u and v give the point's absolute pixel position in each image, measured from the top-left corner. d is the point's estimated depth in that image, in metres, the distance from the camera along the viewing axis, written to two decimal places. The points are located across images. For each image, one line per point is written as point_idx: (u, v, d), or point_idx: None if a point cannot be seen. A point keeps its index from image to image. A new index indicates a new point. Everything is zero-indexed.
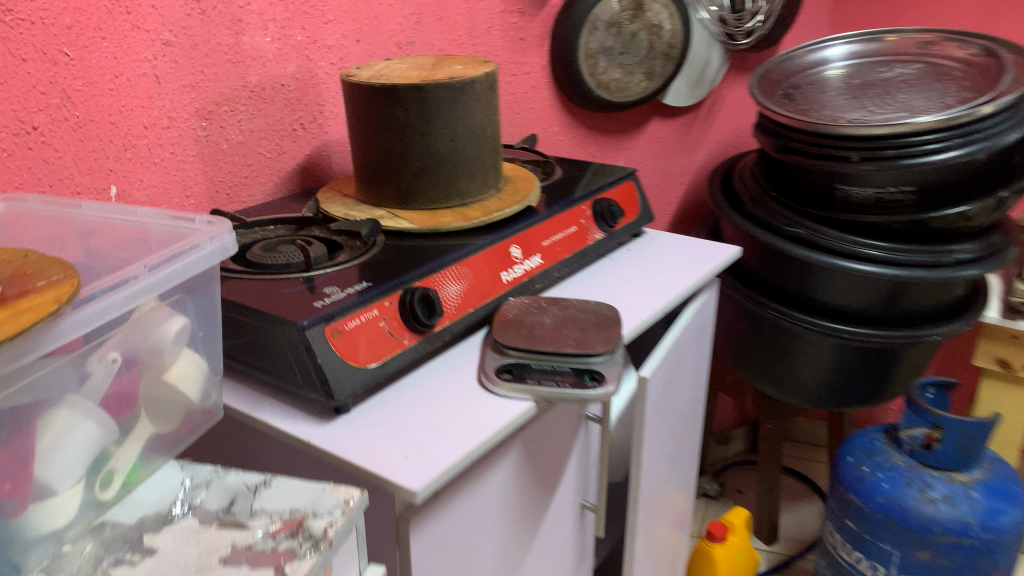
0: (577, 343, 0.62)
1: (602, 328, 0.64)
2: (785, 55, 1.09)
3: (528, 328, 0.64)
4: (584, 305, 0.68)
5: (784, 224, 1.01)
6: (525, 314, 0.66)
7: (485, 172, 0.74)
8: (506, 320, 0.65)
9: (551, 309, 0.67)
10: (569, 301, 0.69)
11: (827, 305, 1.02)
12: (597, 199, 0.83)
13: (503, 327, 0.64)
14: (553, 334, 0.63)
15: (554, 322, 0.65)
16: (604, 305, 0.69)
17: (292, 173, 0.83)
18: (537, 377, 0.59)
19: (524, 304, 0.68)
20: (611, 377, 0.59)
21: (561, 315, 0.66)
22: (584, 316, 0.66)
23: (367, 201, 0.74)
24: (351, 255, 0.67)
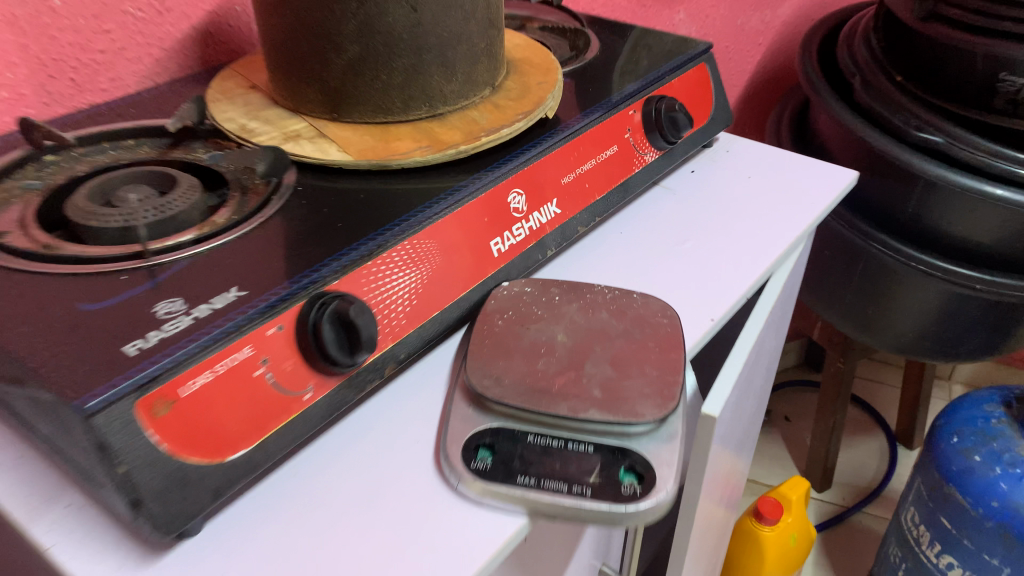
0: (608, 396, 0.36)
1: (651, 361, 0.38)
2: None
3: (525, 357, 0.38)
4: (622, 303, 0.42)
5: (913, 129, 0.70)
6: (523, 323, 0.40)
7: (472, 62, 0.45)
8: (490, 337, 0.39)
9: (568, 312, 0.41)
10: (597, 292, 0.43)
11: (951, 240, 0.73)
12: (652, 98, 0.54)
13: (486, 352, 0.39)
14: (567, 371, 0.37)
15: (572, 344, 0.39)
16: (655, 301, 0.43)
17: (184, 41, 0.54)
18: (535, 461, 0.34)
19: (523, 298, 0.42)
20: (665, 473, 0.34)
21: (584, 326, 0.40)
22: (621, 328, 0.40)
23: (281, 104, 0.46)
24: (236, 209, 0.40)
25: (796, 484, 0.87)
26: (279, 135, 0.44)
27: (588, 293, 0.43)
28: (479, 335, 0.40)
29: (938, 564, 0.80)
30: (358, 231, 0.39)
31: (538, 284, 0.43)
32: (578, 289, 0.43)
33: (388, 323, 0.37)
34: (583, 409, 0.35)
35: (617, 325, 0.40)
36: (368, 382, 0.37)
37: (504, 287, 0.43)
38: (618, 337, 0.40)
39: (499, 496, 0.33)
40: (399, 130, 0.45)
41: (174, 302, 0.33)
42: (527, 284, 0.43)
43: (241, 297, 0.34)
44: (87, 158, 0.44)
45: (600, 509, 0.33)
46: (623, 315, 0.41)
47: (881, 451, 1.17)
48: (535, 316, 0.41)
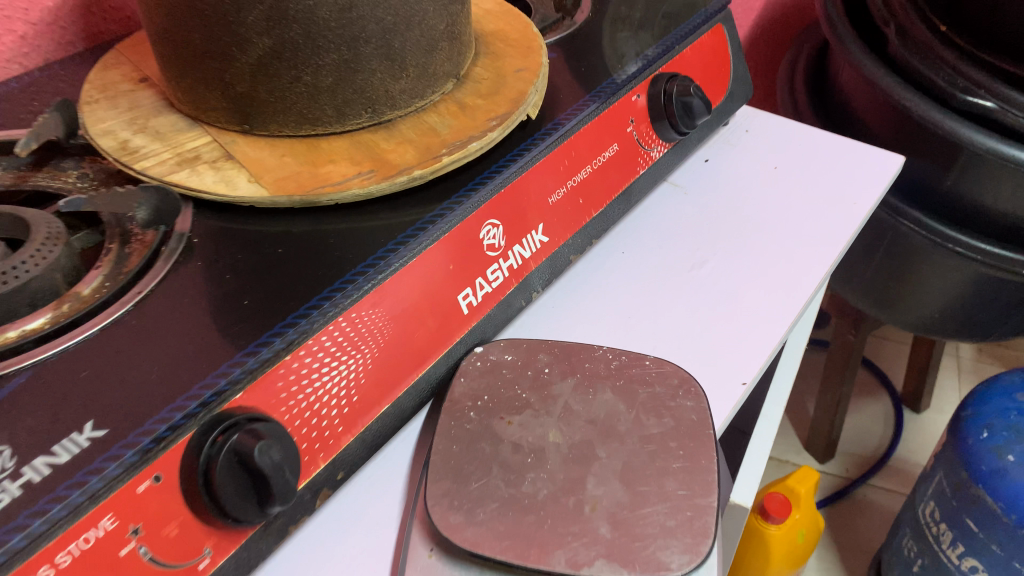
0: (623, 535, 0.26)
1: (675, 472, 0.28)
2: None
3: (506, 473, 0.28)
4: (631, 376, 0.32)
5: (961, 92, 0.59)
6: (503, 415, 0.30)
7: (429, 50, 0.34)
8: (461, 442, 0.29)
9: (562, 395, 0.31)
10: (596, 358, 0.33)
11: (995, 218, 0.64)
12: (660, 77, 0.43)
13: (452, 467, 0.28)
14: (564, 493, 0.27)
15: (568, 446, 0.29)
16: (674, 372, 0.33)
17: (60, 12, 0.42)
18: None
19: (502, 376, 0.32)
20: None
21: (583, 417, 0.30)
22: (631, 417, 0.30)
23: (178, 108, 0.35)
24: (112, 273, 0.29)
25: (805, 477, 0.79)
26: (172, 159, 0.33)
27: (588, 364, 0.33)
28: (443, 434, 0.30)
29: (960, 565, 0.73)
30: (273, 308, 0.28)
31: (520, 351, 0.33)
32: (573, 356, 0.33)
33: (319, 438, 0.28)
34: (587, 561, 0.25)
35: (627, 415, 0.30)
36: (293, 523, 0.28)
37: (477, 359, 0.33)
38: (629, 435, 0.29)
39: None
40: (332, 147, 0.34)
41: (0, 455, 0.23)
42: (505, 349, 0.33)
43: (97, 440, 0.24)
44: None
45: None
46: (633, 397, 0.31)
47: (886, 416, 1.10)
48: (519, 404, 0.31)
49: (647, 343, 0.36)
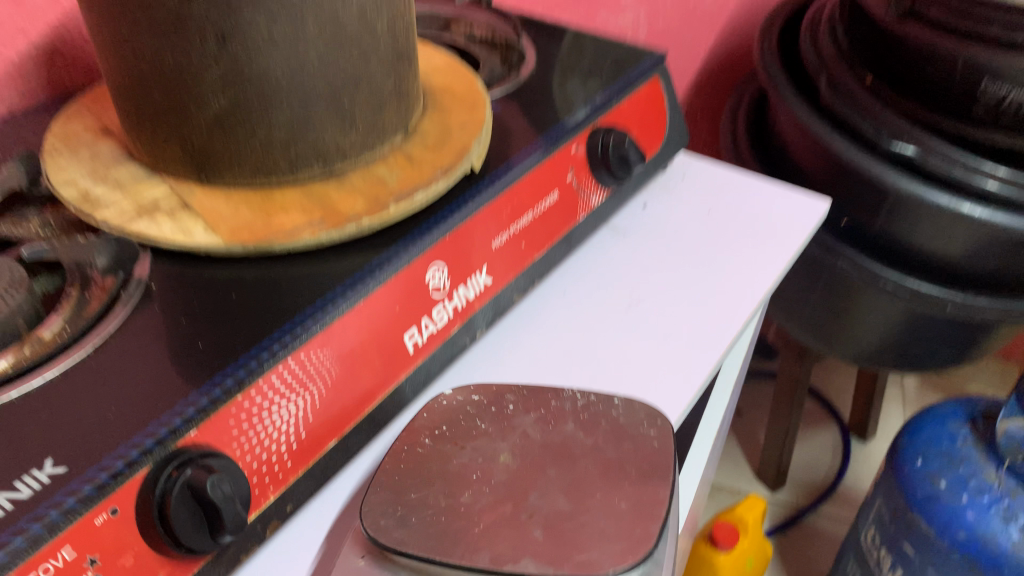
0: (554, 540, 0.27)
1: (625, 487, 0.29)
2: None
3: (458, 489, 0.29)
4: (594, 411, 0.33)
5: (886, 139, 0.63)
6: (459, 441, 0.32)
7: (377, 107, 0.36)
8: (410, 462, 0.31)
9: (521, 426, 0.32)
10: (563, 397, 0.34)
11: (923, 256, 0.68)
12: (599, 129, 0.45)
13: (397, 485, 0.30)
14: (501, 502, 0.28)
15: (516, 466, 0.30)
16: (641, 407, 0.33)
17: (25, 62, 0.43)
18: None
19: (465, 412, 0.34)
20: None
21: (541, 447, 0.31)
22: (591, 444, 0.31)
23: (139, 159, 0.37)
24: (72, 317, 0.31)
25: (753, 505, 0.82)
26: (131, 208, 0.35)
27: (553, 400, 0.34)
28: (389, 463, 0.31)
29: None
30: (227, 350, 0.30)
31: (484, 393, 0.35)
32: (540, 395, 0.34)
33: (269, 472, 0.29)
34: (512, 559, 0.26)
35: (584, 439, 0.31)
36: (243, 553, 0.29)
37: (442, 400, 0.34)
38: (583, 456, 0.30)
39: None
40: (285, 197, 0.36)
41: None
42: (472, 392, 0.35)
43: (57, 476, 0.25)
44: None
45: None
46: (596, 427, 0.32)
47: (834, 445, 1.13)
48: (475, 432, 0.32)
49: (585, 378, 0.38)
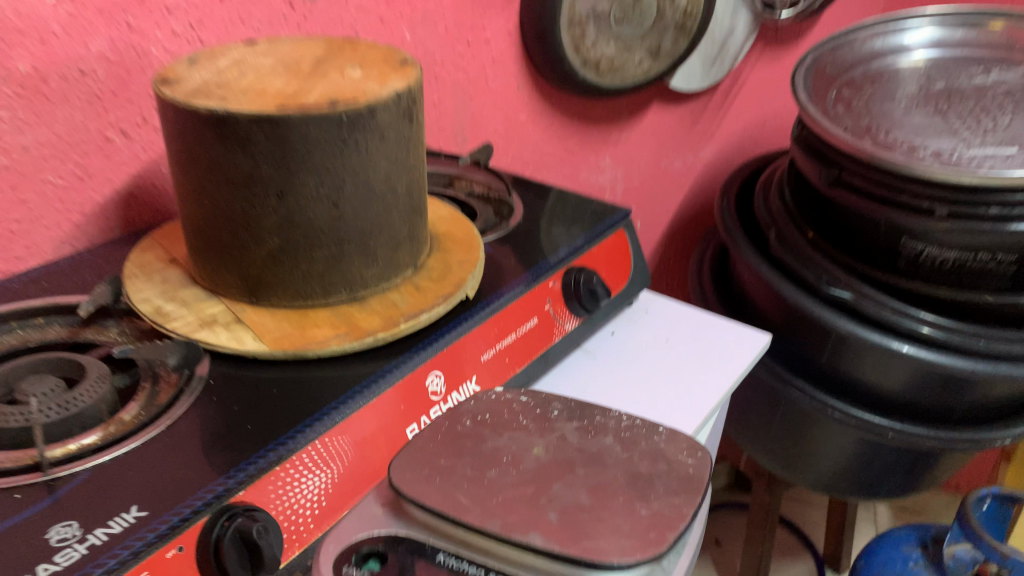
0: (566, 527, 0.27)
1: (650, 499, 0.29)
2: (840, 39, 0.79)
3: (485, 471, 0.30)
4: (636, 434, 0.33)
5: (825, 284, 0.73)
6: (494, 429, 0.33)
7: (394, 247, 0.46)
8: (444, 435, 0.32)
9: (562, 431, 0.33)
10: (607, 416, 0.34)
11: (865, 388, 0.76)
12: (572, 269, 0.55)
13: (428, 449, 0.31)
14: (525, 482, 0.29)
15: (547, 459, 0.31)
16: (684, 439, 0.33)
17: (108, 205, 0.54)
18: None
19: (510, 407, 0.35)
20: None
21: (577, 454, 0.31)
22: (623, 469, 0.31)
23: (199, 283, 0.46)
24: (146, 404, 0.40)
25: None
26: (195, 320, 0.44)
27: (598, 416, 0.34)
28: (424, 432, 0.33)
29: None
30: (269, 431, 0.38)
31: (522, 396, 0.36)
32: (587, 409, 0.35)
33: (296, 532, 0.37)
34: (522, 530, 0.26)
35: (620, 453, 0.32)
36: None
37: (492, 392, 0.36)
38: (614, 465, 0.31)
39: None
40: (318, 315, 0.45)
41: (71, 526, 0.33)
42: (521, 391, 0.36)
43: (141, 518, 0.33)
44: None
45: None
46: (633, 446, 0.32)
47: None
48: (514, 426, 0.33)
49: None
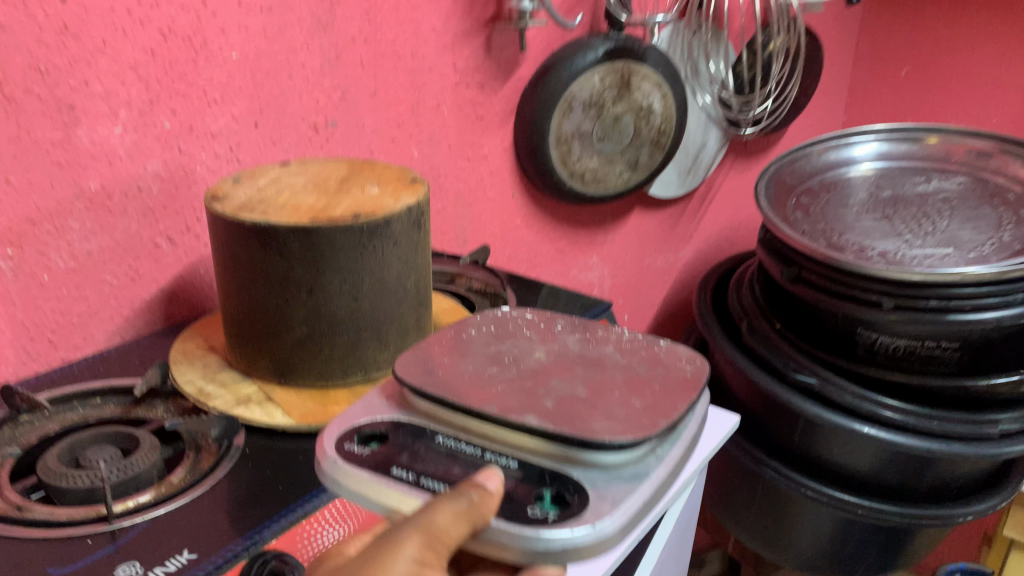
0: (559, 408, 0.39)
1: (645, 394, 0.41)
2: (798, 153, 0.89)
3: (504, 362, 0.44)
4: (636, 346, 0.48)
5: (792, 371, 0.81)
6: (503, 339, 0.48)
7: (403, 334, 0.54)
8: (465, 341, 0.47)
9: (563, 338, 0.48)
10: (609, 334, 0.49)
11: (836, 468, 0.82)
12: None
13: (438, 349, 0.45)
14: (525, 375, 0.43)
15: (545, 359, 0.45)
16: (682, 352, 0.47)
17: (153, 302, 0.62)
18: (433, 466, 0.37)
19: (520, 324, 0.50)
20: (598, 505, 0.35)
21: (577, 355, 0.46)
22: (619, 367, 0.45)
23: (234, 365, 0.54)
24: (192, 469, 0.47)
25: None
26: (232, 399, 0.51)
27: (600, 334, 0.49)
28: (451, 339, 0.47)
29: None
30: (296, 491, 0.45)
31: (537, 317, 0.51)
32: (589, 329, 0.50)
33: None
34: (518, 412, 0.38)
35: (618, 360, 0.45)
36: None
37: (500, 315, 0.51)
38: (611, 368, 0.45)
39: (389, 494, 0.36)
40: (337, 392, 0.52)
41: (132, 565, 0.39)
42: (531, 315, 0.52)
43: (191, 560, 0.39)
44: (58, 416, 0.50)
45: (511, 525, 0.34)
46: (634, 354, 0.46)
47: None
48: (520, 335, 0.49)
49: None
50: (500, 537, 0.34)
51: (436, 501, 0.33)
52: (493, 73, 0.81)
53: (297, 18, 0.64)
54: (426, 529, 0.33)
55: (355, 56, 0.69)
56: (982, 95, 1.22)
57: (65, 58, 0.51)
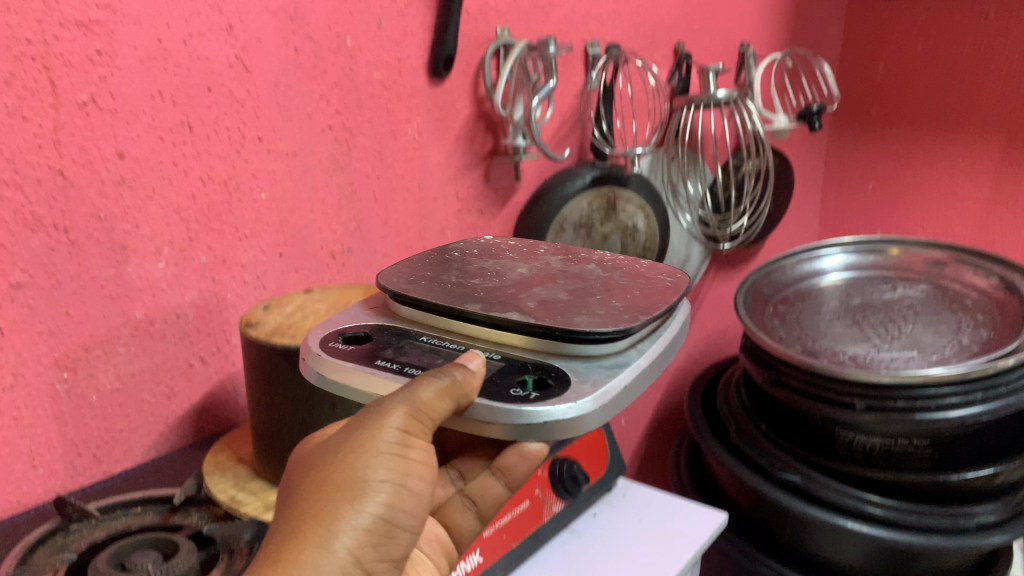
0: (541, 306, 0.44)
1: (625, 296, 0.47)
2: (775, 264, 0.97)
3: (489, 276, 0.50)
4: (619, 266, 0.54)
5: (778, 469, 0.85)
6: (488, 260, 0.54)
7: None
8: (450, 262, 0.53)
9: (545, 259, 0.55)
10: (589, 257, 0.55)
11: (826, 564, 0.85)
12: (558, 459, 0.68)
13: (419, 267, 0.52)
14: (506, 284, 0.48)
15: (527, 273, 0.51)
16: (662, 269, 0.53)
17: (185, 417, 0.68)
18: (416, 359, 0.43)
19: (505, 250, 0.57)
20: (580, 386, 0.39)
21: (558, 271, 0.52)
22: (598, 280, 0.50)
23: (263, 475, 0.60)
24: (225, 568, 0.52)
25: None
26: (261, 505, 0.56)
27: (584, 257, 0.55)
28: (443, 263, 0.53)
29: None
30: None
31: (524, 248, 0.58)
32: (574, 253, 0.56)
33: None
34: (500, 309, 0.44)
35: (599, 274, 0.51)
36: None
37: (485, 244, 0.58)
38: (590, 279, 0.50)
39: (373, 380, 0.41)
40: None
41: None
42: (512, 242, 0.59)
43: None
44: (104, 524, 0.55)
45: (493, 402, 0.39)
46: (615, 270, 0.53)
47: None
48: (504, 257, 0.55)
49: None
50: (482, 414, 0.39)
51: (421, 378, 0.38)
52: (492, 200, 0.89)
53: (318, 160, 0.72)
54: (411, 402, 0.38)
55: (368, 190, 0.77)
56: (945, 205, 1.31)
57: (120, 205, 0.59)
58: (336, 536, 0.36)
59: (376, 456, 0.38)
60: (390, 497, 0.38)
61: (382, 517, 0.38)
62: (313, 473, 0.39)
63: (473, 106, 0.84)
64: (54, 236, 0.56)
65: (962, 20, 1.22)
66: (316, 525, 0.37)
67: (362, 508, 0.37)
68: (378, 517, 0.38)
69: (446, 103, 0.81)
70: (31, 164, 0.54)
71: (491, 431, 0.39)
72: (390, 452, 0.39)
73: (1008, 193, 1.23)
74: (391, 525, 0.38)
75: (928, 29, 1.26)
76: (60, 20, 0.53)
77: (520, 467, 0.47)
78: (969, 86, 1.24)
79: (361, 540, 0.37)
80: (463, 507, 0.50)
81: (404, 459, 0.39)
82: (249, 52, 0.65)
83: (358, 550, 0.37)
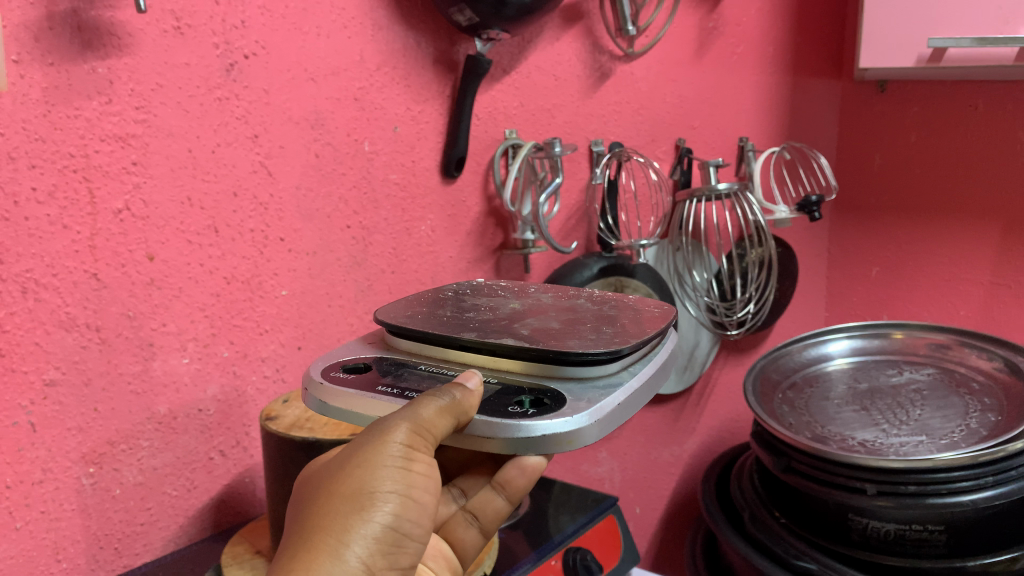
0: (536, 331, 0.47)
1: (615, 323, 0.49)
2: (781, 351, 0.99)
3: (484, 310, 0.52)
4: (608, 299, 0.56)
5: (793, 557, 0.84)
6: (482, 297, 0.57)
7: None
8: (445, 299, 0.56)
9: (537, 295, 0.57)
10: (580, 292, 0.58)
11: None
12: (571, 548, 0.69)
13: (414, 305, 0.54)
14: (500, 314, 0.51)
15: (520, 306, 0.53)
16: (650, 301, 0.55)
17: (203, 509, 0.69)
18: (415, 384, 0.45)
19: (498, 289, 0.59)
20: (575, 402, 0.40)
21: (550, 304, 0.54)
22: (590, 311, 0.52)
23: None
24: None
25: None
26: None
27: (575, 292, 0.58)
28: (439, 300, 0.55)
29: None
30: None
31: (517, 286, 0.60)
32: (564, 289, 0.59)
33: None
34: (495, 335, 0.46)
35: (589, 305, 0.54)
36: None
37: (480, 284, 0.61)
38: (581, 309, 0.53)
39: (376, 404, 0.43)
40: None
41: None
42: (505, 283, 0.62)
43: None
44: None
45: (491, 417, 0.40)
46: (604, 301, 0.55)
47: None
48: (499, 293, 0.58)
49: None
50: (482, 429, 0.41)
51: (421, 398, 0.40)
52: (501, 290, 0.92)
53: (336, 257, 0.75)
54: (413, 418, 0.40)
55: (384, 284, 0.80)
56: (951, 288, 1.33)
57: (149, 305, 0.62)
58: (347, 546, 0.38)
59: (382, 469, 0.40)
60: (397, 507, 0.40)
61: (390, 526, 0.40)
62: (322, 490, 0.41)
63: (483, 202, 0.88)
64: (87, 335, 0.59)
65: (952, 113, 1.27)
66: (327, 536, 0.39)
67: (371, 517, 0.39)
68: (386, 526, 0.40)
69: (458, 201, 0.85)
70: (68, 268, 0.57)
71: (490, 446, 0.41)
72: (395, 465, 0.40)
73: (1009, 277, 1.26)
74: (398, 534, 0.40)
75: (920, 122, 1.31)
76: (101, 135, 0.57)
77: (520, 479, 0.50)
78: (962, 176, 1.28)
79: (372, 549, 0.39)
80: (467, 522, 0.55)
81: (409, 472, 0.41)
82: (273, 158, 0.69)
83: (369, 558, 0.39)
